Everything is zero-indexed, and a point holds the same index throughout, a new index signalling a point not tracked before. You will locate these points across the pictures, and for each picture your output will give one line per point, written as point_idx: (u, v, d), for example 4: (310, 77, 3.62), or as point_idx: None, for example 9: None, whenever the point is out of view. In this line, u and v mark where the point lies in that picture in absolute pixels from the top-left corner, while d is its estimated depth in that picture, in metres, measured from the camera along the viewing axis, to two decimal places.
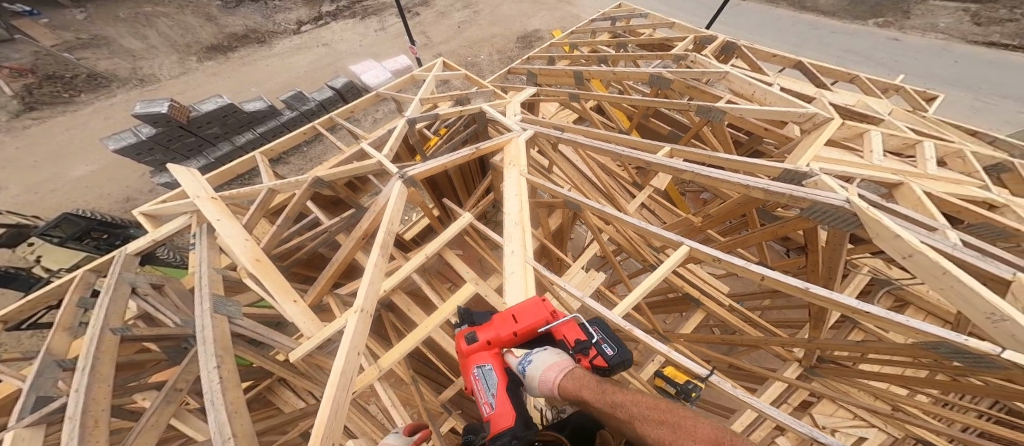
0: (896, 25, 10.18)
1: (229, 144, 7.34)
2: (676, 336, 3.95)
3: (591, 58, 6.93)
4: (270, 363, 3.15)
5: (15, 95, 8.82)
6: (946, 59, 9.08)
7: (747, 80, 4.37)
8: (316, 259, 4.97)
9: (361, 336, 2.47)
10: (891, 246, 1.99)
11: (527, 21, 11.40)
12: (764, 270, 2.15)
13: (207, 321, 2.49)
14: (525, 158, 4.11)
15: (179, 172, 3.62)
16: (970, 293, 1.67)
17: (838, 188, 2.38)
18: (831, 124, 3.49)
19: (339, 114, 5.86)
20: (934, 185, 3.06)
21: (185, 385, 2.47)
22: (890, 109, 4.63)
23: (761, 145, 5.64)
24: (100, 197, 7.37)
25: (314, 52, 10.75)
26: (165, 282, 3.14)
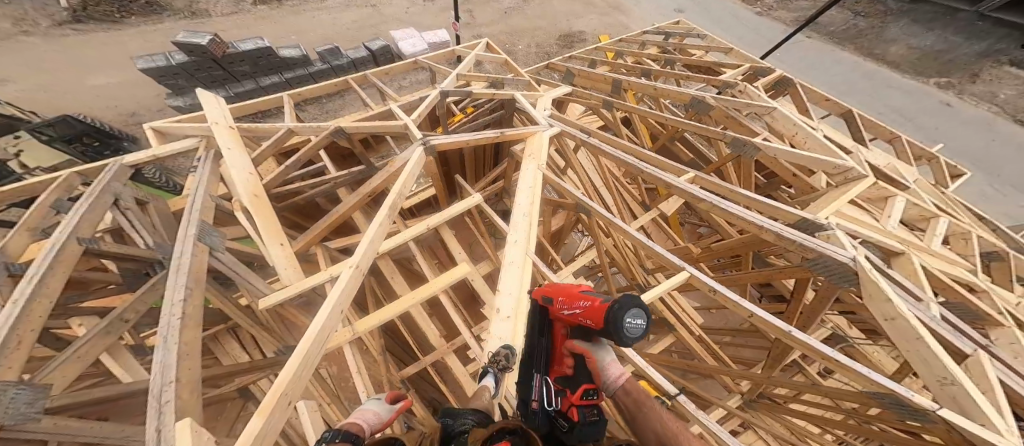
0: (956, 88, 9.51)
1: (253, 84, 7.45)
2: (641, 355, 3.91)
3: (633, 68, 6.73)
4: (234, 307, 3.18)
5: (69, 6, 9.26)
6: (985, 137, 8.59)
7: (793, 120, 4.16)
8: (310, 209, 5.02)
9: (347, 297, 2.34)
10: (878, 308, 2.01)
11: (575, 20, 11.18)
12: (754, 308, 2.05)
13: (187, 249, 2.50)
14: (546, 154, 3.97)
15: (203, 94, 3.59)
16: (930, 357, 1.76)
17: (848, 245, 2.27)
18: (865, 181, 3.28)
19: (374, 74, 5.88)
20: (930, 260, 2.91)
21: (132, 318, 2.51)
22: (918, 177, 4.35)
23: (777, 190, 5.43)
24: (111, 108, 7.66)
25: (362, 11, 10.81)
26: (151, 201, 3.25)
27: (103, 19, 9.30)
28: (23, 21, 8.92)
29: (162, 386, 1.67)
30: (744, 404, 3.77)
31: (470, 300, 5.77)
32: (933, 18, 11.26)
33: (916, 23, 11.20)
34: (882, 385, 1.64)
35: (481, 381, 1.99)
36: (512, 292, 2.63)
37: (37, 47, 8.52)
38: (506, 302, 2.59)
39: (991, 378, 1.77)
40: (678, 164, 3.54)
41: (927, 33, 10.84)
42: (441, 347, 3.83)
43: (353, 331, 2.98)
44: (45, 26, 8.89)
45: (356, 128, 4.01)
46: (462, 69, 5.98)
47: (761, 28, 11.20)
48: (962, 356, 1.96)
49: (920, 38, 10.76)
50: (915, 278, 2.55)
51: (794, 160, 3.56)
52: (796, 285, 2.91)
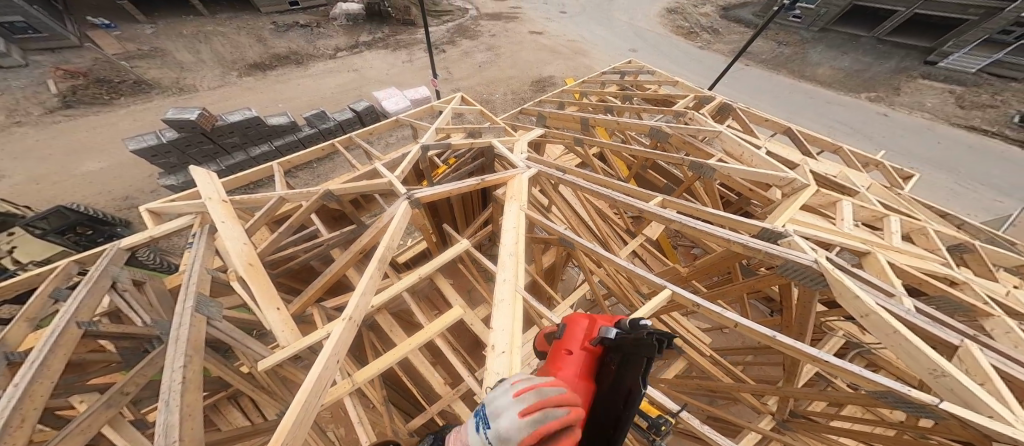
0: (885, 100, 10.55)
1: (244, 154, 7.68)
2: (656, 382, 3.93)
3: (599, 107, 7.24)
4: (234, 374, 3.06)
5: (60, 94, 9.56)
6: (929, 141, 9.29)
7: (738, 141, 4.53)
8: (304, 272, 5.00)
9: (343, 347, 2.46)
10: (851, 306, 2.12)
11: (543, 67, 12.08)
12: (738, 318, 2.17)
13: (185, 320, 2.47)
14: (527, 194, 4.17)
15: (196, 171, 3.70)
16: (914, 351, 1.85)
17: (808, 249, 2.46)
18: (806, 191, 3.52)
19: (359, 135, 6.14)
20: (898, 257, 3.07)
21: (132, 390, 2.41)
22: (869, 181, 4.69)
23: (750, 205, 5.76)
24: (100, 193, 7.66)
25: (345, 76, 11.50)
26: (148, 280, 3.20)
27: (93, 102, 9.64)
28: (15, 112, 9.12)
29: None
30: (778, 426, 3.51)
31: (474, 347, 5.65)
32: (842, 42, 12.85)
33: (831, 47, 12.68)
34: (875, 381, 1.68)
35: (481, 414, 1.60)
36: (506, 328, 2.68)
37: (25, 137, 8.64)
38: (500, 338, 2.63)
39: (987, 370, 1.82)
40: (648, 191, 3.77)
41: (843, 55, 12.26)
42: (446, 394, 3.74)
43: (352, 382, 2.94)
44: (36, 116, 9.11)
45: (344, 189, 4.16)
46: (441, 122, 6.30)
47: (707, 61, 12.32)
48: (953, 349, 2.03)
49: (839, 60, 12.12)
50: (885, 275, 2.67)
51: (751, 177, 3.85)
52: (782, 291, 3.01)
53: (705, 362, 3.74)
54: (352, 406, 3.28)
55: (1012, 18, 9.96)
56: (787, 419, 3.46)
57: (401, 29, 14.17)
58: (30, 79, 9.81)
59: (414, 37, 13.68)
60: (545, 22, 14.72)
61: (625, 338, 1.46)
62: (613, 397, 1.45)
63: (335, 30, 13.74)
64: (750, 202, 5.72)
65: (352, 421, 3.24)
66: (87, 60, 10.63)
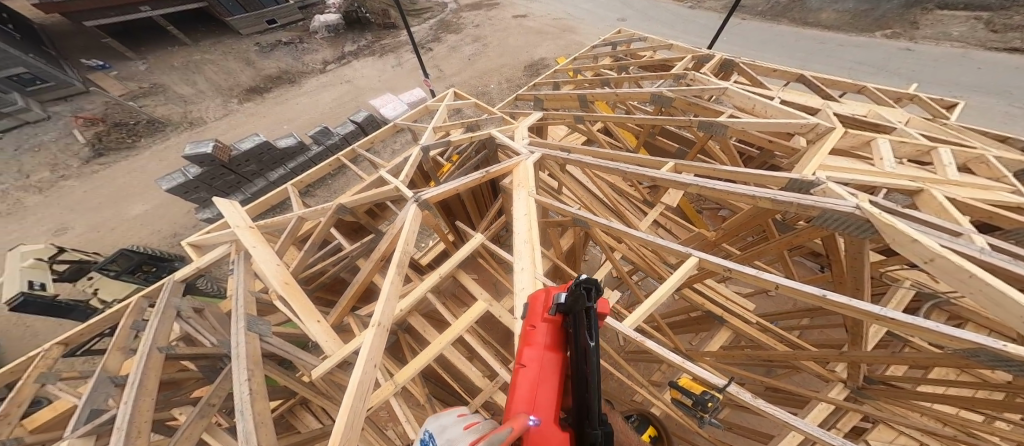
0: (905, 35, 10.18)
1: (264, 180, 7.90)
2: (700, 356, 3.95)
3: (595, 82, 7.14)
4: (295, 383, 3.25)
5: (88, 142, 9.85)
6: (969, 67, 8.97)
7: (746, 95, 4.45)
8: (337, 284, 5.16)
9: (377, 351, 2.57)
10: (912, 252, 2.03)
11: (534, 50, 11.90)
12: (778, 278, 2.20)
13: (240, 339, 2.60)
14: (533, 180, 4.20)
15: (221, 203, 3.81)
16: (998, 296, 1.69)
17: (846, 196, 2.42)
18: (833, 134, 3.48)
19: (361, 146, 6.17)
20: (956, 190, 3.02)
21: (218, 401, 2.59)
22: (906, 116, 4.61)
23: (772, 159, 5.70)
24: (152, 233, 7.97)
25: (339, 88, 11.54)
26: (205, 306, 3.37)
27: (118, 147, 9.92)
28: (56, 166, 9.38)
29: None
30: (854, 394, 3.43)
31: (505, 337, 5.78)
32: None
33: None
34: (958, 338, 1.58)
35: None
36: None
37: (75, 190, 8.93)
38: None
39: None
40: (658, 158, 3.77)
41: None
42: (487, 386, 3.84)
43: (394, 383, 3.09)
44: (76, 167, 9.40)
45: (355, 200, 4.22)
46: (438, 121, 6.28)
47: (700, 20, 11.99)
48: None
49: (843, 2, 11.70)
50: (944, 213, 2.66)
51: (766, 129, 3.81)
52: (825, 241, 2.99)
53: (752, 330, 3.82)
54: (398, 406, 3.41)
55: None
56: (862, 386, 3.37)
57: (384, 33, 14.11)
58: (58, 131, 10.09)
59: (399, 40, 13.62)
60: (527, 4, 14.45)
61: (570, 302, 1.72)
62: (575, 358, 1.62)
63: (320, 43, 13.73)
64: (772, 155, 5.68)
65: (400, 420, 3.35)
66: (98, 105, 10.88)
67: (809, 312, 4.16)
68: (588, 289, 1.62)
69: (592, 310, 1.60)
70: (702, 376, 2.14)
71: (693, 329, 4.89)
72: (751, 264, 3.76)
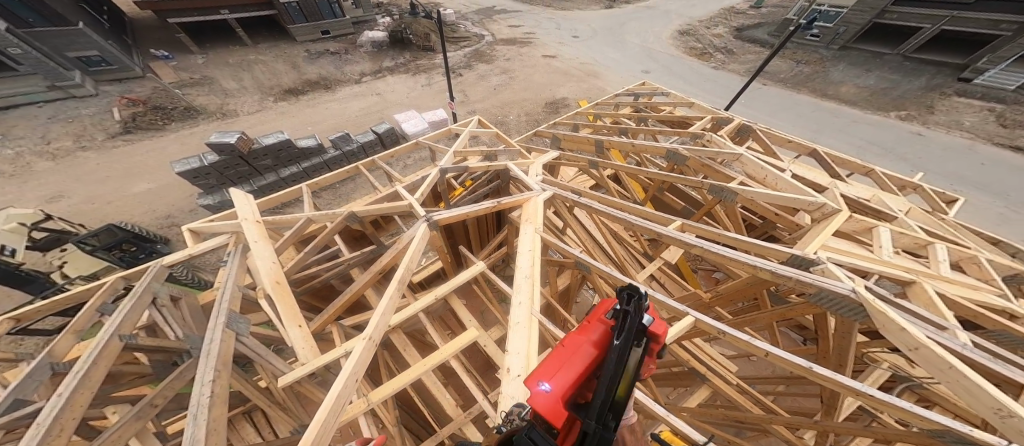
0: (919, 119, 10.33)
1: (275, 175, 8.12)
2: (679, 410, 3.83)
3: (613, 129, 7.31)
4: (253, 389, 3.08)
5: (122, 120, 10.41)
6: (973, 161, 8.98)
7: (761, 164, 4.50)
8: (326, 291, 5.11)
9: (363, 366, 2.58)
10: (897, 338, 2.10)
11: (558, 89, 12.39)
12: (768, 347, 2.18)
13: (216, 335, 2.54)
14: (542, 217, 4.23)
15: (236, 194, 3.87)
16: (975, 389, 1.78)
17: (843, 278, 2.47)
18: (838, 217, 3.49)
19: (381, 158, 6.36)
20: (947, 286, 3.02)
21: (161, 402, 2.53)
22: (908, 206, 4.58)
23: (774, 229, 5.72)
24: (144, 212, 8.15)
25: (370, 99, 12.09)
26: (183, 296, 3.29)
27: (148, 128, 10.43)
28: (81, 137, 9.88)
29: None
30: None
31: (484, 367, 5.65)
32: (864, 60, 12.81)
33: (852, 65, 12.62)
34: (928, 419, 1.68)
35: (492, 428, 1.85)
36: (523, 353, 2.73)
37: (88, 160, 9.36)
38: (516, 362, 2.68)
39: None
40: (665, 214, 3.79)
41: (867, 73, 12.17)
42: (458, 416, 3.79)
43: (368, 400, 3.06)
44: (100, 140, 9.89)
45: (368, 211, 4.28)
46: (458, 146, 6.48)
47: (722, 80, 12.43)
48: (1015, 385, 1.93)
49: (863, 78, 12.01)
50: (934, 307, 2.61)
51: (774, 201, 3.84)
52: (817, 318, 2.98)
53: (733, 391, 3.63)
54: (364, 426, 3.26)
55: None
56: None
57: (422, 54, 14.91)
58: (98, 107, 10.75)
59: (435, 62, 14.34)
60: (560, 46, 15.17)
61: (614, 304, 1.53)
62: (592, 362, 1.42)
63: (362, 56, 14.54)
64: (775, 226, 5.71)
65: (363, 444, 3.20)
66: (147, 89, 11.65)
67: (788, 379, 4.03)
68: (629, 293, 1.46)
69: (630, 313, 1.40)
70: (683, 431, 2.19)
71: (674, 384, 4.69)
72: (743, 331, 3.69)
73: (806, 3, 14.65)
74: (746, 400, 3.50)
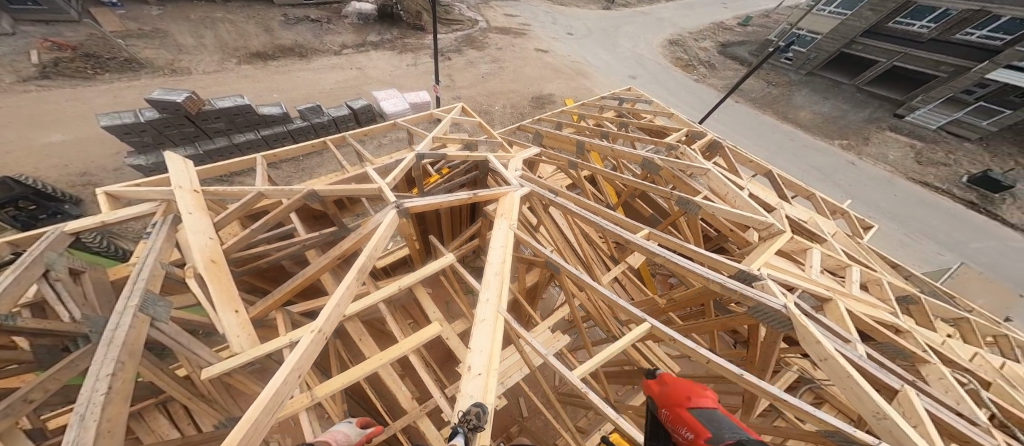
0: (856, 149, 11.01)
1: (226, 140, 7.42)
2: (625, 409, 3.89)
3: (595, 131, 7.22)
4: (169, 380, 2.70)
5: (40, 64, 9.24)
6: (888, 192, 9.66)
7: (722, 184, 4.41)
8: (275, 272, 4.73)
9: (309, 359, 2.27)
10: (813, 349, 2.35)
11: (545, 85, 12.19)
12: (710, 354, 2.32)
13: (124, 320, 2.17)
14: (518, 212, 4.04)
15: (172, 158, 3.48)
16: (863, 394, 2.09)
17: (778, 293, 2.67)
18: (781, 238, 3.61)
19: (353, 135, 5.93)
20: (855, 303, 3.47)
21: (37, 397, 2.14)
22: (834, 229, 5.13)
23: (726, 243, 6.05)
24: (53, 166, 7.24)
25: (346, 73, 11.42)
26: (87, 269, 2.83)
27: (73, 75, 9.31)
28: None
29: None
30: None
31: (444, 358, 5.50)
32: (826, 87, 13.50)
33: (815, 92, 13.26)
34: (826, 422, 1.92)
35: (450, 441, 1.75)
36: (485, 350, 2.48)
37: None
38: (477, 360, 2.45)
39: (922, 416, 2.11)
40: (634, 221, 3.73)
41: (825, 101, 12.84)
42: (413, 409, 3.52)
43: (311, 396, 2.74)
44: (7, 83, 8.77)
45: (332, 191, 3.93)
46: (438, 132, 6.16)
47: (702, 94, 12.66)
48: (894, 392, 2.31)
49: (820, 105, 12.65)
50: (843, 322, 2.97)
51: (732, 218, 3.84)
52: (750, 330, 3.46)
53: None
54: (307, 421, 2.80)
55: (977, 78, 10.59)
56: None
57: (410, 33, 14.24)
58: (13, 48, 9.51)
59: (422, 42, 13.74)
60: (551, 41, 14.94)
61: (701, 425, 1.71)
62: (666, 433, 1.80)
63: (345, 27, 13.69)
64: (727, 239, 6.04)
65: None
66: (80, 34, 10.41)
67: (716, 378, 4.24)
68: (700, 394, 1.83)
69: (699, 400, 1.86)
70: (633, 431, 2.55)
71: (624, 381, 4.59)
72: (691, 336, 3.95)
73: (786, 27, 15.25)
74: None
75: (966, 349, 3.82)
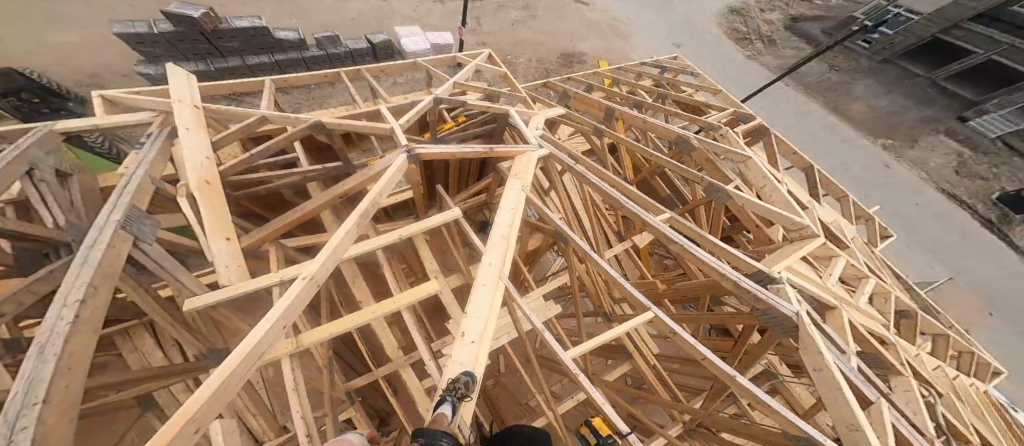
0: (896, 152, 10.05)
1: (239, 61, 7.19)
2: (599, 382, 4.03)
3: (626, 99, 6.72)
4: (151, 300, 2.77)
5: None
6: (909, 200, 9.15)
7: (765, 173, 4.25)
8: (274, 201, 4.76)
9: (297, 308, 2.06)
10: (811, 358, 2.27)
11: (578, 42, 11.30)
12: (706, 351, 2.17)
13: (104, 234, 2.14)
14: (532, 174, 3.81)
15: (172, 70, 3.36)
16: (846, 408, 2.01)
17: (793, 300, 2.54)
18: (815, 241, 3.53)
19: (369, 69, 5.62)
20: (856, 313, 3.33)
21: (7, 312, 2.21)
22: (854, 235, 4.91)
23: (737, 235, 5.86)
24: (65, 67, 7.22)
25: (370, 3, 10.72)
26: (76, 173, 2.92)
27: None
28: None
29: (22, 409, 1.34)
30: (684, 433, 3.85)
31: (433, 309, 5.66)
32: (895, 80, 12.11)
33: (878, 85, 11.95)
34: (803, 430, 1.84)
35: (438, 409, 1.66)
36: (482, 318, 2.35)
37: None
38: (473, 326, 2.32)
39: (887, 428, 2.04)
40: (657, 204, 3.48)
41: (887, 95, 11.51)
42: (398, 359, 3.57)
43: (297, 342, 2.62)
44: None
45: (340, 125, 3.74)
46: (460, 78, 5.80)
47: (750, 73, 11.61)
48: (868, 403, 2.24)
49: (879, 99, 11.16)
50: (843, 332, 2.88)
51: (763, 213, 3.65)
52: (744, 330, 3.43)
53: (646, 371, 3.77)
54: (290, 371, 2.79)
55: None
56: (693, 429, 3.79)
57: None
58: None
59: None
60: None
61: None
62: None
63: None
64: (739, 232, 5.84)
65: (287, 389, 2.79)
66: None
67: (688, 362, 4.35)
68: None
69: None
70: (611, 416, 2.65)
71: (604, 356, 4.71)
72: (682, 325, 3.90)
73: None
74: (655, 380, 3.77)
75: (931, 361, 3.86)
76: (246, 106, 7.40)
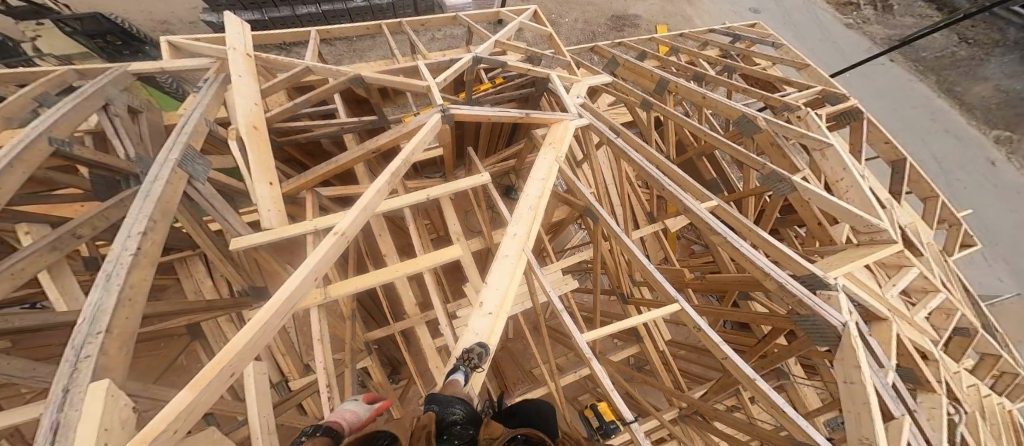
0: (1014, 147, 8.41)
1: (290, 11, 7.48)
2: (606, 359, 4.11)
3: (684, 69, 6.10)
4: (203, 234, 3.14)
5: None
6: (1006, 206, 7.88)
7: (844, 163, 3.82)
8: (315, 151, 5.07)
9: (328, 262, 2.09)
10: (844, 370, 2.10)
11: (634, 2, 10.30)
12: (730, 351, 2.04)
13: (163, 173, 2.42)
14: (568, 145, 3.65)
15: (228, 18, 3.55)
16: (866, 425, 1.87)
17: (845, 310, 2.30)
18: (891, 247, 3.13)
19: (410, 23, 5.55)
20: (908, 329, 3.06)
21: (85, 235, 2.63)
22: (928, 241, 4.30)
23: (783, 228, 5.37)
24: (141, 13, 7.91)
25: None
26: (143, 111, 3.39)
27: None
28: None
29: (88, 337, 1.58)
30: (677, 418, 3.86)
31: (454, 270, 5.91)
32: None
33: None
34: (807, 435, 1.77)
35: (451, 377, 1.80)
36: (502, 287, 2.37)
37: None
38: (491, 297, 2.33)
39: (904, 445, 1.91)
40: (704, 189, 3.19)
41: None
42: (415, 315, 3.80)
43: (326, 293, 2.80)
44: None
45: (379, 79, 3.79)
46: (502, 36, 5.56)
47: (840, 45, 9.95)
48: (890, 418, 2.10)
49: (1013, 82, 9.14)
50: (887, 346, 2.63)
51: (830, 209, 3.27)
52: (773, 330, 3.23)
53: (654, 358, 3.80)
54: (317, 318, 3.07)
55: None
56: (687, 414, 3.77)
57: None
58: None
59: None
60: None
61: None
62: None
63: None
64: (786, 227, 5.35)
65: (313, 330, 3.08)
66: None
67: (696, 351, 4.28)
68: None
69: None
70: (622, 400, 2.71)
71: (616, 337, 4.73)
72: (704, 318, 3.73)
73: None
74: (661, 367, 3.78)
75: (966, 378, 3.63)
76: (295, 56, 7.82)
